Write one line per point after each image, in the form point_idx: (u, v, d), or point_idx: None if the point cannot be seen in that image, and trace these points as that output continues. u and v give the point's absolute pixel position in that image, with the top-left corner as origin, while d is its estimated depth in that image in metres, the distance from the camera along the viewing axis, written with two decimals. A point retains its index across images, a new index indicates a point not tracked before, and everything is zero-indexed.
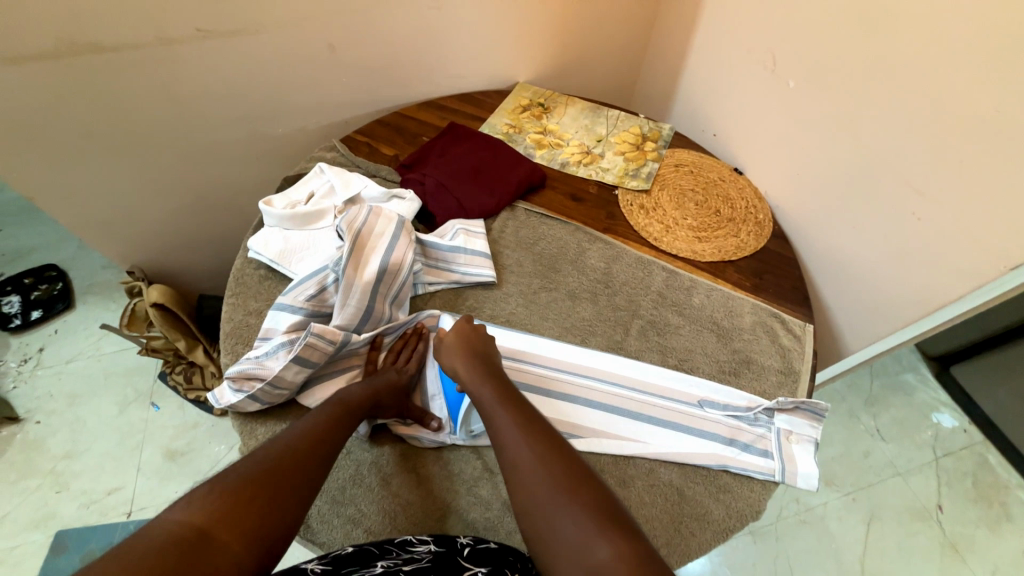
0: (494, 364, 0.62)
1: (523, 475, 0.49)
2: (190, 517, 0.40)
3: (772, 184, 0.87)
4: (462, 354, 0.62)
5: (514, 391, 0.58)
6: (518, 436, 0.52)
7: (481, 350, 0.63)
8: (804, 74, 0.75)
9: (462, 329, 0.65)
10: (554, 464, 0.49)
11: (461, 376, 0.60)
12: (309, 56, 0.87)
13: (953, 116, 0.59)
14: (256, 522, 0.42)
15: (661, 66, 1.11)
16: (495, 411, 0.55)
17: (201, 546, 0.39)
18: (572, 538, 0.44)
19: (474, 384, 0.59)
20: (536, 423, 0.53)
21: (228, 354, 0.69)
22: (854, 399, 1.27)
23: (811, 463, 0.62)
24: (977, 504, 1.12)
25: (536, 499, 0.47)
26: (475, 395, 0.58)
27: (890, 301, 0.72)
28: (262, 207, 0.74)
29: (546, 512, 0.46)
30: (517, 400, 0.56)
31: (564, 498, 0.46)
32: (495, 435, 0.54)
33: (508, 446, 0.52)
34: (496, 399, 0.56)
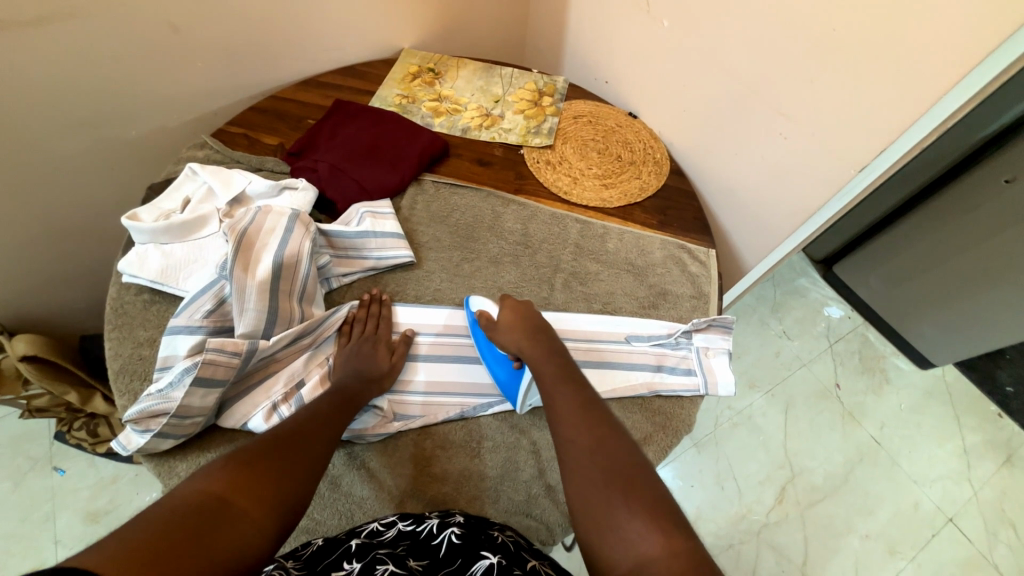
0: (552, 341, 0.64)
1: (578, 452, 0.50)
2: (210, 487, 0.41)
3: (664, 123, 0.91)
4: (521, 330, 0.64)
5: (572, 371, 0.60)
6: (575, 414, 0.54)
7: (539, 328, 0.65)
8: (676, 11, 0.78)
9: (516, 307, 0.67)
10: (613, 451, 0.49)
11: (524, 351, 0.62)
12: (147, 42, 0.74)
13: (800, 40, 0.64)
14: (274, 491, 0.44)
15: (545, 18, 1.10)
16: (555, 389, 0.57)
17: (223, 513, 0.40)
18: (625, 526, 0.43)
19: (535, 358, 0.61)
20: (596, 409, 0.55)
21: (126, 395, 0.61)
22: (763, 309, 1.44)
23: (727, 371, 0.69)
24: (864, 374, 1.34)
25: (590, 479, 0.48)
26: (535, 369, 0.60)
27: (774, 216, 0.79)
28: (126, 222, 0.65)
29: (599, 496, 0.46)
30: (576, 382, 0.58)
31: (620, 486, 0.46)
32: (551, 412, 0.56)
33: (567, 425, 0.53)
34: (557, 379, 0.58)
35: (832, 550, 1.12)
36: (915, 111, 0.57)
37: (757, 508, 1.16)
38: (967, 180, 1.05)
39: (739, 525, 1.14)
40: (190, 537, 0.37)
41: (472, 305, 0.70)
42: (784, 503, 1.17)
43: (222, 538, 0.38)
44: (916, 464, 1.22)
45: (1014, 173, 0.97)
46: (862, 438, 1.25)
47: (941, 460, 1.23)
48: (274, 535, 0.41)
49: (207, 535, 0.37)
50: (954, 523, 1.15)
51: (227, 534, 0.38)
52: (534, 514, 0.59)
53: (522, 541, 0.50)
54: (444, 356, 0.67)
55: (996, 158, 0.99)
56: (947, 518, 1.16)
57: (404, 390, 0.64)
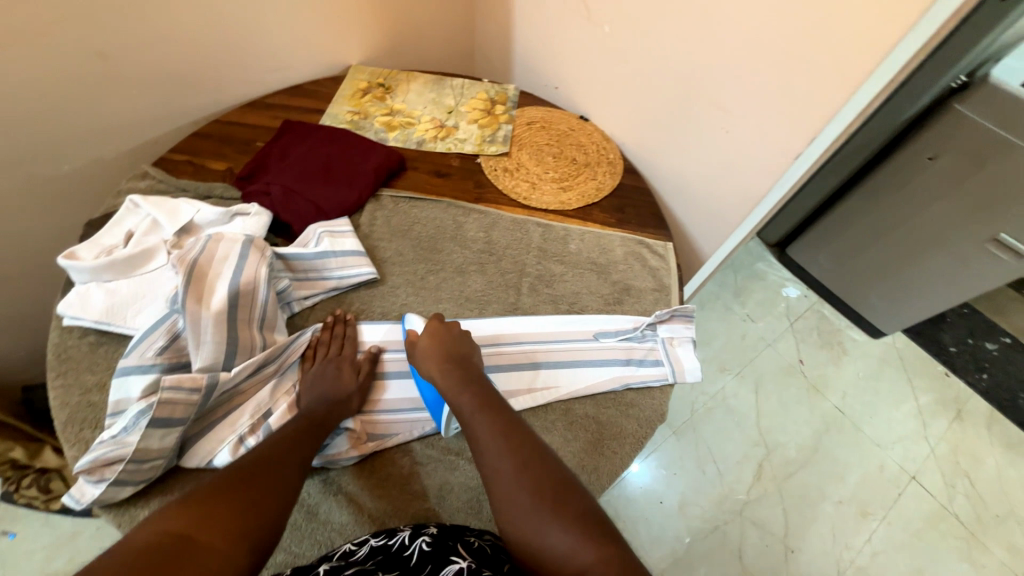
0: (467, 362, 0.61)
1: (505, 483, 0.49)
2: (169, 526, 0.39)
3: (614, 125, 0.94)
4: (435, 356, 0.60)
5: (490, 392, 0.58)
6: (496, 443, 0.52)
7: (455, 349, 0.62)
8: (615, 18, 0.81)
9: (433, 329, 0.63)
10: (539, 473, 0.49)
11: (437, 379, 0.59)
12: (76, 72, 0.71)
13: (731, 39, 0.68)
14: (242, 522, 0.42)
15: (492, 28, 1.11)
16: (473, 417, 0.54)
17: (184, 550, 0.38)
18: (559, 546, 0.44)
19: (449, 385, 0.58)
20: (517, 429, 0.53)
21: (76, 444, 0.57)
22: (726, 295, 1.49)
23: (693, 358, 0.71)
24: (823, 348, 1.41)
25: (520, 507, 0.47)
26: (450, 398, 0.57)
27: (724, 206, 0.83)
28: (63, 262, 0.61)
29: (530, 522, 0.46)
30: (495, 404, 0.56)
31: (549, 507, 0.46)
32: (473, 442, 0.53)
33: (490, 454, 0.51)
34: (474, 406, 0.55)
35: (810, 519, 1.17)
36: (838, 100, 0.61)
37: (738, 487, 1.20)
38: (896, 159, 1.13)
39: (722, 506, 1.17)
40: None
41: (407, 323, 0.68)
42: (762, 479, 1.21)
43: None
44: (877, 428, 1.29)
45: (936, 150, 1.05)
46: (826, 408, 1.31)
47: (898, 422, 1.31)
48: (243, 565, 0.40)
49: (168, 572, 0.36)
50: (917, 480, 1.23)
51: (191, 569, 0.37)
52: None
53: (499, 543, 0.51)
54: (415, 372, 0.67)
55: (918, 138, 1.07)
56: (909, 476, 1.23)
57: (376, 410, 0.63)
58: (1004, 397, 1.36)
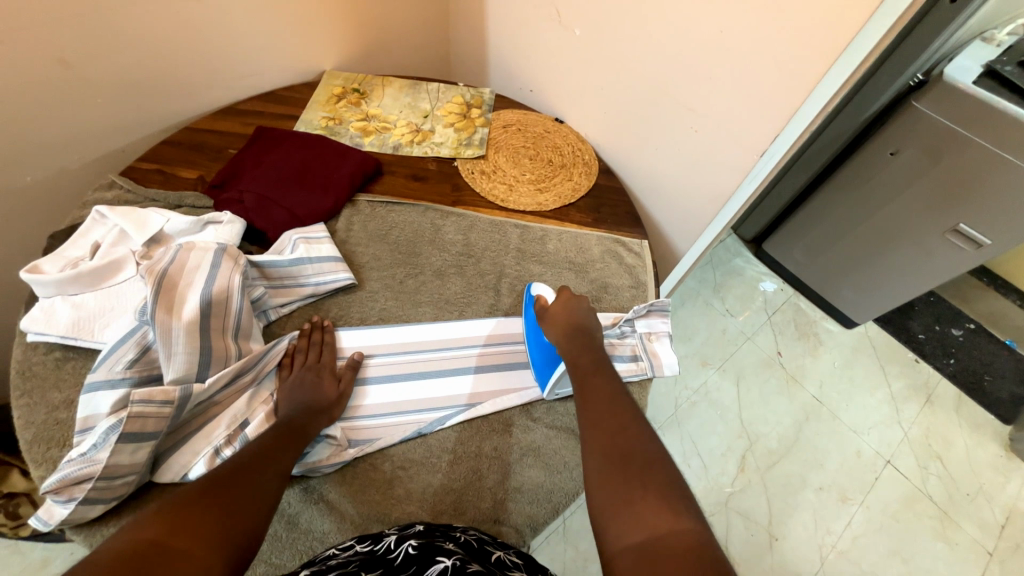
0: (590, 335, 0.67)
1: (604, 435, 0.53)
2: (145, 533, 0.38)
3: (589, 126, 0.96)
4: (560, 324, 0.67)
5: (604, 365, 0.64)
6: (606, 401, 0.57)
7: (579, 322, 0.68)
8: (585, 21, 0.83)
9: (563, 299, 0.71)
10: (633, 438, 0.52)
11: (560, 343, 0.66)
12: (34, 81, 0.69)
13: (695, 41, 0.70)
14: (219, 530, 0.41)
15: (466, 33, 1.12)
16: (588, 378, 0.61)
17: (163, 558, 0.36)
18: (639, 506, 0.44)
19: (572, 350, 0.65)
20: (624, 401, 0.57)
21: (41, 465, 0.55)
22: (706, 291, 1.53)
23: (671, 353, 0.73)
24: (800, 340, 1.45)
25: (608, 461, 0.50)
26: (570, 358, 0.64)
27: (696, 204, 0.85)
28: (25, 276, 0.59)
29: (617, 477, 0.48)
30: (609, 374, 0.62)
31: (636, 470, 0.48)
32: (582, 397, 0.59)
33: (597, 410, 0.56)
34: (589, 368, 0.62)
35: (792, 507, 1.20)
36: (799, 98, 0.63)
37: (723, 478, 1.22)
38: (861, 155, 1.17)
39: (708, 498, 1.20)
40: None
41: (531, 288, 0.76)
42: (746, 470, 1.24)
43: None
44: (853, 415, 1.34)
45: (897, 146, 1.09)
46: (804, 398, 1.35)
47: (873, 408, 1.35)
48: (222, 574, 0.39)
49: None
50: (892, 464, 1.27)
51: None
52: (502, 519, 0.59)
53: (485, 537, 0.51)
54: (396, 376, 0.66)
55: (880, 134, 1.11)
56: (886, 460, 1.27)
57: (356, 415, 0.63)
58: (970, 381, 1.41)
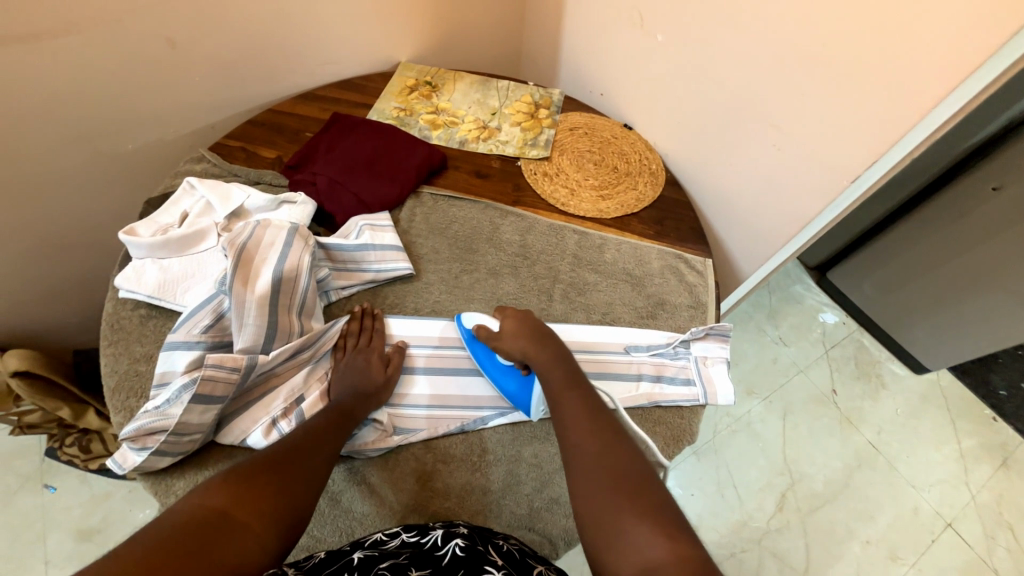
0: (556, 344, 0.64)
1: (586, 460, 0.51)
2: (211, 501, 0.41)
3: (659, 135, 0.92)
4: (522, 336, 0.64)
5: (579, 376, 0.61)
6: (580, 421, 0.55)
7: (541, 330, 0.65)
8: (668, 27, 0.80)
9: (519, 315, 0.66)
10: (618, 460, 0.51)
11: (530, 356, 0.63)
12: (148, 57, 0.75)
13: (791, 55, 0.66)
14: (274, 506, 0.44)
15: (540, 32, 1.11)
16: (562, 394, 0.59)
17: (225, 527, 0.40)
18: (630, 533, 0.44)
19: (544, 364, 0.62)
20: (604, 416, 0.56)
21: (121, 411, 0.60)
22: (759, 315, 1.45)
23: (727, 381, 0.69)
24: (860, 380, 1.35)
25: (597, 488, 0.48)
26: (543, 372, 0.61)
27: (769, 226, 0.80)
28: (123, 237, 0.64)
29: (606, 502, 0.47)
30: (584, 388, 0.60)
31: (626, 496, 0.47)
32: (558, 417, 0.57)
33: (576, 430, 0.54)
34: (563, 381, 0.60)
35: (833, 557, 1.12)
36: (907, 123, 0.58)
37: (759, 515, 1.16)
38: (956, 188, 1.07)
39: (740, 533, 1.13)
40: (195, 553, 0.37)
41: (465, 321, 0.69)
42: (785, 510, 1.16)
43: (224, 552, 0.38)
44: (914, 469, 1.22)
45: (1001, 181, 0.99)
46: (859, 443, 1.25)
47: (937, 464, 1.23)
48: (273, 551, 0.42)
49: (206, 545, 0.38)
50: (953, 528, 1.15)
51: (229, 544, 0.39)
52: (536, 528, 0.59)
53: (526, 548, 0.50)
54: (442, 370, 0.67)
55: (982, 167, 1.01)
56: (946, 523, 1.16)
57: (402, 404, 0.64)
58: None
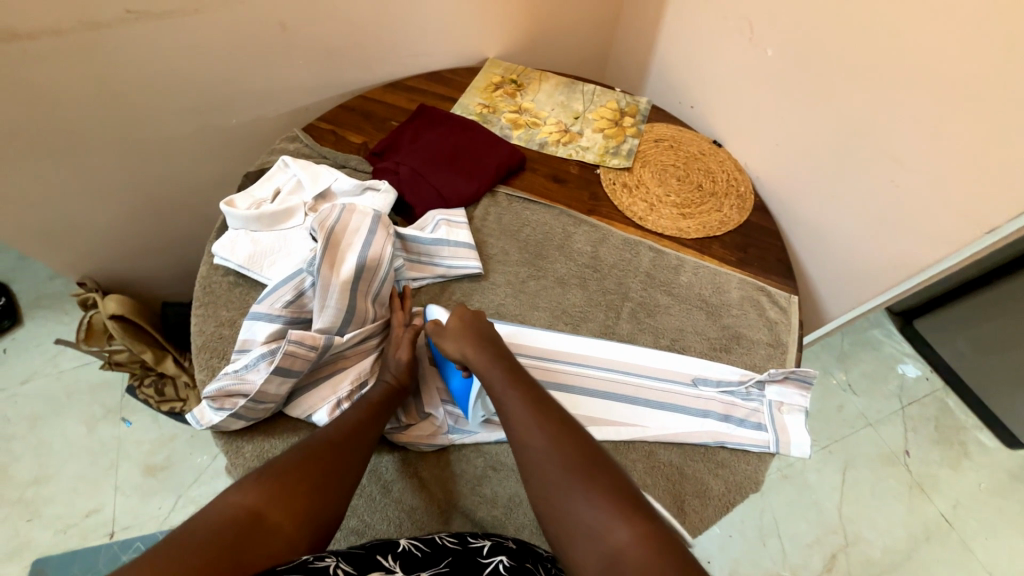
0: (496, 340, 0.61)
1: (537, 458, 0.50)
2: (246, 500, 0.44)
3: (752, 156, 0.87)
4: (462, 337, 0.60)
5: (522, 370, 0.58)
6: (525, 417, 0.53)
7: (482, 328, 0.61)
8: (781, 41, 0.74)
9: (461, 315, 0.62)
10: (568, 452, 0.49)
11: (467, 355, 0.58)
12: (262, 39, 0.80)
13: (930, 84, 0.59)
14: (306, 505, 0.46)
15: (633, 37, 1.08)
16: (503, 391, 0.55)
17: (258, 527, 0.43)
18: (587, 520, 0.45)
19: (480, 363, 0.58)
20: (551, 407, 0.54)
21: (204, 370, 0.64)
22: (828, 357, 1.33)
23: (803, 432, 0.63)
24: (940, 445, 1.21)
25: (553, 485, 0.48)
26: (482, 372, 0.57)
27: (871, 268, 0.73)
28: (223, 207, 0.68)
29: (560, 495, 0.47)
30: (526, 381, 0.57)
31: (581, 484, 0.47)
32: (503, 415, 0.54)
33: (521, 429, 0.52)
34: (502, 377, 0.56)
35: None
36: None
37: (803, 573, 1.07)
38: None
39: None
40: (228, 552, 0.40)
41: (429, 314, 0.66)
42: (835, 572, 1.07)
43: (255, 553, 0.41)
44: (994, 555, 1.09)
45: None
46: (931, 515, 1.13)
47: None
48: (304, 549, 0.44)
49: (241, 544, 0.41)
50: None
51: (264, 545, 0.42)
52: None
53: None
54: None
55: None
56: None
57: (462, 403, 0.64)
58: None
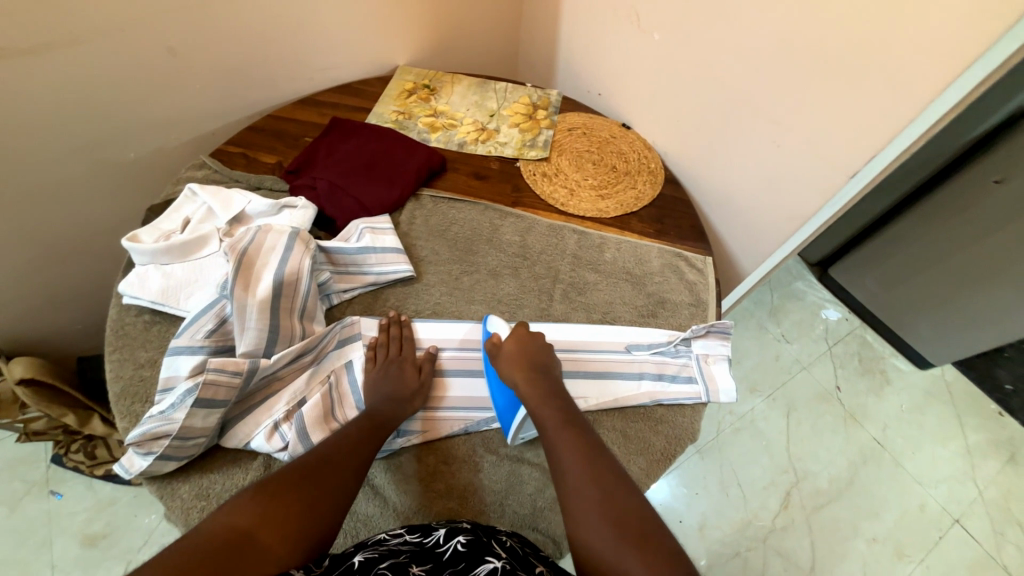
0: (553, 380, 0.63)
1: (587, 507, 0.49)
2: (238, 522, 0.43)
3: (657, 134, 0.93)
4: (519, 365, 0.62)
5: (575, 413, 0.59)
6: (578, 463, 0.53)
7: (540, 363, 0.64)
8: (665, 26, 0.80)
9: (519, 339, 0.65)
10: (621, 505, 0.49)
11: (523, 391, 0.60)
12: (147, 66, 0.76)
13: (787, 53, 0.66)
14: (302, 527, 0.45)
15: (538, 33, 1.12)
16: (557, 434, 0.56)
17: (249, 547, 0.42)
18: None
19: (536, 401, 0.59)
20: (604, 454, 0.54)
21: (127, 417, 0.60)
22: (761, 313, 1.44)
23: (728, 378, 0.69)
24: (864, 375, 1.34)
25: (601, 533, 0.47)
26: (535, 409, 0.59)
27: (769, 223, 0.80)
28: (126, 244, 0.65)
29: (608, 549, 0.46)
30: (580, 426, 0.57)
31: (633, 543, 0.46)
32: (554, 459, 0.55)
33: (574, 476, 0.52)
34: (557, 421, 0.57)
35: (839, 556, 1.11)
36: (904, 116, 0.57)
37: (763, 514, 1.15)
38: (958, 182, 1.05)
39: (745, 532, 1.13)
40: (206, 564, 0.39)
41: (489, 325, 0.69)
42: (789, 508, 1.16)
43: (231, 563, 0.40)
44: (920, 465, 1.22)
45: (1004, 173, 0.98)
46: (864, 440, 1.25)
47: (944, 461, 1.22)
48: (287, 548, 0.43)
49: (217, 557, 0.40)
50: (961, 524, 1.15)
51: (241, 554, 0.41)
52: (540, 527, 0.59)
53: (528, 546, 0.51)
54: (443, 371, 0.67)
55: (984, 160, 0.99)
56: (953, 519, 1.15)
57: (439, 406, 0.64)
58: None
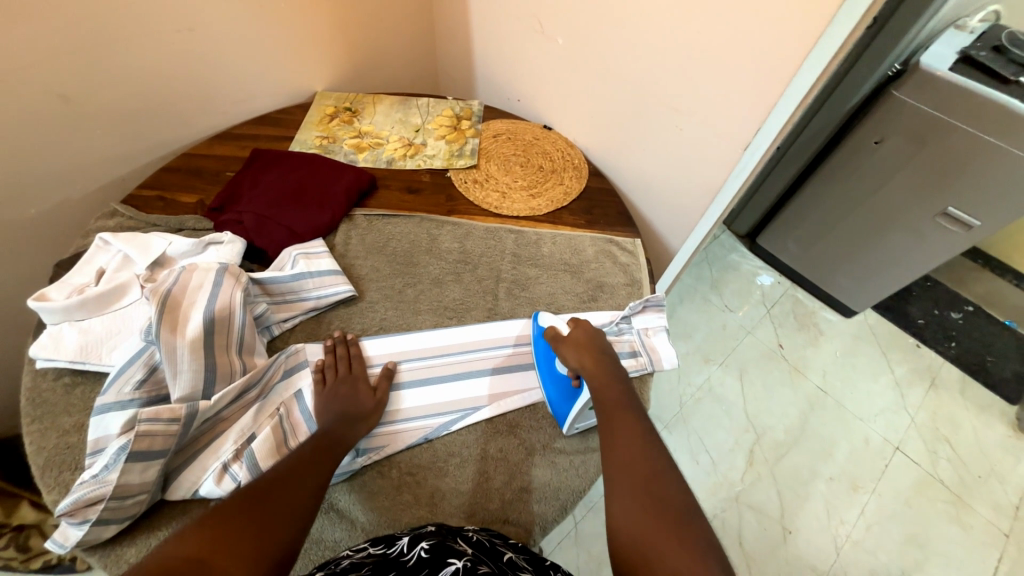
0: (614, 365, 0.65)
1: (630, 482, 0.51)
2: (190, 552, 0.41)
3: (577, 132, 0.98)
4: (589, 351, 0.65)
5: (632, 400, 0.61)
6: (630, 443, 0.55)
7: (604, 352, 0.66)
8: (566, 30, 0.85)
9: (587, 328, 0.69)
10: (661, 485, 0.50)
11: (588, 370, 0.64)
12: (34, 117, 0.71)
13: (673, 46, 0.72)
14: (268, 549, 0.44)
15: (453, 49, 1.15)
16: (614, 414, 0.58)
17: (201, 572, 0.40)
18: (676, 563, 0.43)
19: (598, 380, 0.62)
20: (652, 443, 0.55)
21: (54, 489, 0.56)
22: (703, 287, 1.54)
23: (669, 347, 0.73)
24: (800, 330, 1.46)
25: (638, 509, 0.48)
26: (596, 387, 0.62)
27: (685, 201, 0.87)
28: (33, 304, 0.61)
29: (644, 525, 0.47)
30: (637, 412, 0.59)
31: (671, 521, 0.47)
32: (607, 435, 0.57)
33: (622, 453, 0.54)
34: (614, 402, 0.60)
35: (804, 499, 1.19)
36: (775, 92, 0.65)
37: (732, 474, 1.22)
38: (846, 147, 1.18)
39: (718, 493, 1.19)
40: None
41: (543, 319, 0.73)
42: (754, 464, 1.23)
43: None
44: (858, 402, 1.34)
45: (881, 135, 1.10)
46: (808, 388, 1.35)
47: (878, 395, 1.35)
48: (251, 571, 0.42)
49: None
50: (901, 449, 1.27)
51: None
52: (512, 519, 0.60)
53: (496, 537, 0.53)
54: (399, 384, 0.67)
55: (864, 124, 1.12)
56: (894, 447, 1.27)
57: (395, 419, 0.64)
58: (972, 361, 1.42)
